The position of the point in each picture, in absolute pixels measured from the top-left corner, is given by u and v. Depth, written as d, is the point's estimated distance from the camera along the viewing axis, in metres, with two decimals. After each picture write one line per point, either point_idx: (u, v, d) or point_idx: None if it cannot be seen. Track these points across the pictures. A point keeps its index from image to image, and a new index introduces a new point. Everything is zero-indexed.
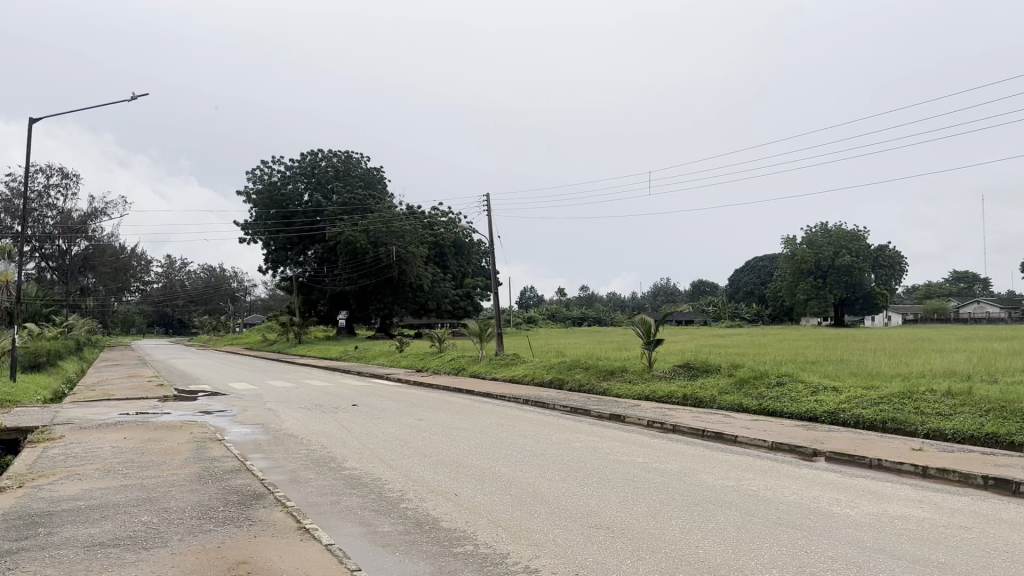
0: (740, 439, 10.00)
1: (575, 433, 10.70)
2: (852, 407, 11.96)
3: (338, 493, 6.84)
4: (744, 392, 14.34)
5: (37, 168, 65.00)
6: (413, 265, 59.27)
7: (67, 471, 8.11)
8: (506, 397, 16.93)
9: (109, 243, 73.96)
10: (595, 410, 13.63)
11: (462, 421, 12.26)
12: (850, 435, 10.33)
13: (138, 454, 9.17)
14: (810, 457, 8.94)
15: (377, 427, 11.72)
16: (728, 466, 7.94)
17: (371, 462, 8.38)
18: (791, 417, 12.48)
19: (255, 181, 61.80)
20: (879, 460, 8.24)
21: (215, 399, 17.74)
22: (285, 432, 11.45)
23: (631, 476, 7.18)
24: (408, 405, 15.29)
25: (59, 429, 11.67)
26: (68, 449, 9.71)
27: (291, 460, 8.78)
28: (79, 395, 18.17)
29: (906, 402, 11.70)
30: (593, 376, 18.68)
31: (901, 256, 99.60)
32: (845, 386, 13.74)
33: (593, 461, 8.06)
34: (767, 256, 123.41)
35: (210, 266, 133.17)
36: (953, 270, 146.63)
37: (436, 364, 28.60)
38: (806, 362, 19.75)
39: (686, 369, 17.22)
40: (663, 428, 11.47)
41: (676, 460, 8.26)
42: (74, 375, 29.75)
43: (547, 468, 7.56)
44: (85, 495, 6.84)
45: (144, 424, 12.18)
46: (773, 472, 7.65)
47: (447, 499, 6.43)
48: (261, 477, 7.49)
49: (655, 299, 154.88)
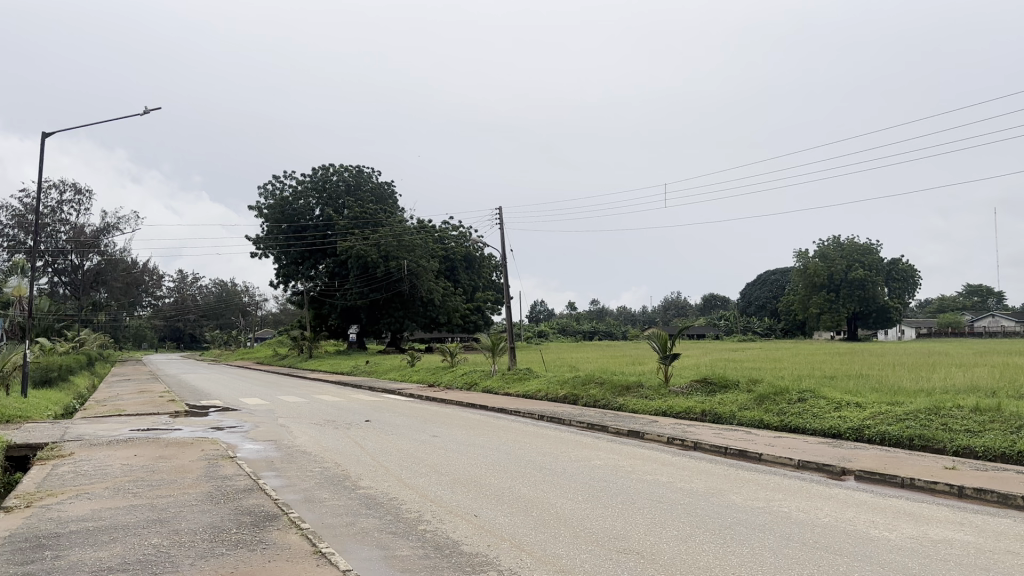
0: (765, 458, 9.73)
1: (593, 450, 10.48)
2: (877, 423, 11.66)
3: (353, 514, 6.62)
4: (765, 408, 14.06)
5: (51, 183, 65.39)
6: (424, 279, 59.26)
7: (75, 490, 7.92)
8: (520, 413, 16.68)
9: (121, 257, 74.15)
10: (612, 426, 13.39)
11: (478, 438, 12.03)
12: (878, 452, 10.04)
13: (148, 472, 8.97)
14: (839, 476, 8.67)
15: (392, 444, 11.50)
16: (755, 485, 7.68)
17: (387, 481, 8.16)
18: (814, 434, 12.19)
19: (267, 196, 62.05)
20: (911, 479, 7.96)
21: (226, 415, 17.57)
22: (298, 449, 11.26)
23: (656, 496, 6.94)
24: (423, 422, 15.04)
25: (70, 446, 11.52)
26: (77, 466, 9.54)
27: (304, 479, 8.58)
28: (91, 411, 18.06)
29: (933, 419, 11.41)
30: (608, 392, 18.39)
31: (915, 270, 98.80)
32: (868, 402, 13.43)
33: (614, 480, 7.84)
34: (779, 269, 122.81)
35: (222, 280, 133.60)
36: (967, 284, 145.21)
37: (448, 379, 28.35)
38: (825, 377, 19.33)
39: (704, 384, 16.91)
40: (683, 445, 11.21)
41: (701, 479, 8.01)
42: (85, 390, 29.66)
43: (568, 489, 7.32)
44: (93, 515, 6.65)
45: (155, 441, 12.03)
46: (802, 492, 7.39)
47: (466, 520, 6.21)
48: (274, 497, 7.27)
49: (666, 313, 154.35)
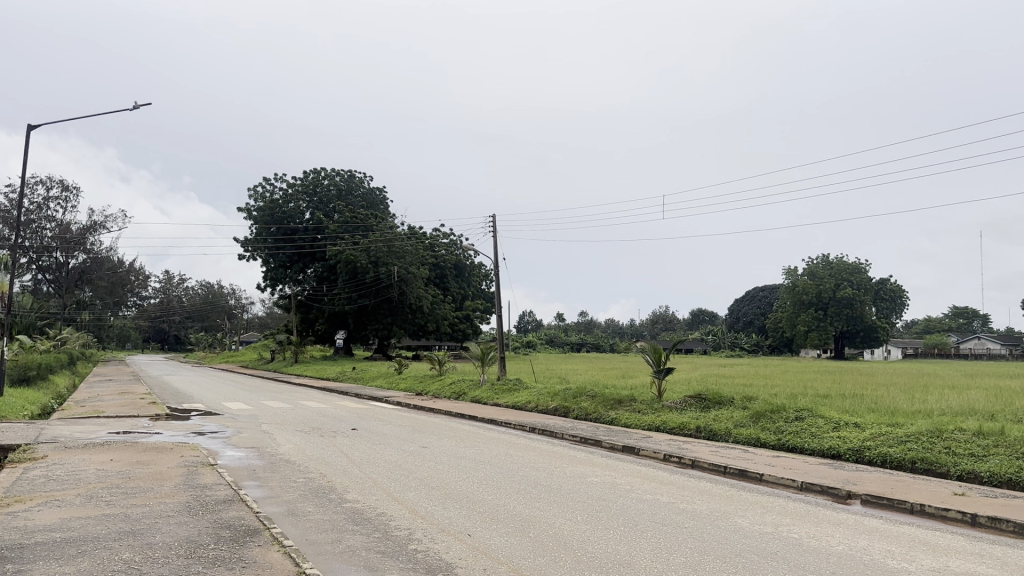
0: (765, 478, 9.43)
1: (590, 466, 10.16)
2: (878, 445, 11.39)
3: (340, 530, 6.25)
4: (761, 426, 13.77)
5: (38, 179, 64.63)
6: (413, 286, 58.69)
7: (45, 496, 7.50)
8: (510, 424, 16.38)
9: (106, 256, 73.28)
10: (605, 440, 13.07)
11: (469, 450, 11.64)
12: (883, 476, 9.73)
13: (123, 479, 8.56)
14: (845, 500, 8.37)
15: (379, 454, 11.13)
16: (762, 509, 7.35)
17: (375, 494, 7.81)
18: (813, 454, 11.93)
19: (256, 198, 61.63)
20: (920, 505, 7.66)
21: (209, 419, 17.07)
22: (282, 458, 10.87)
23: (659, 518, 6.60)
24: (411, 431, 14.60)
25: (43, 449, 11.06)
26: (49, 470, 9.12)
27: (288, 490, 8.18)
28: (69, 412, 17.57)
29: (936, 441, 11.14)
30: (601, 405, 18.07)
31: (903, 291, 99.02)
32: (867, 422, 13.15)
33: (614, 499, 7.49)
34: (768, 286, 122.97)
35: (209, 282, 132.66)
36: (952, 306, 145.66)
37: (436, 387, 27.93)
38: (819, 396, 18.88)
39: (698, 401, 16.57)
40: (680, 463, 10.90)
41: (701, 499, 7.69)
42: (63, 389, 29.04)
43: (565, 508, 6.97)
44: (62, 526, 6.23)
45: (134, 446, 11.64)
46: (810, 517, 7.05)
47: (459, 541, 5.85)
48: (255, 509, 6.89)
49: (654, 327, 154.23)
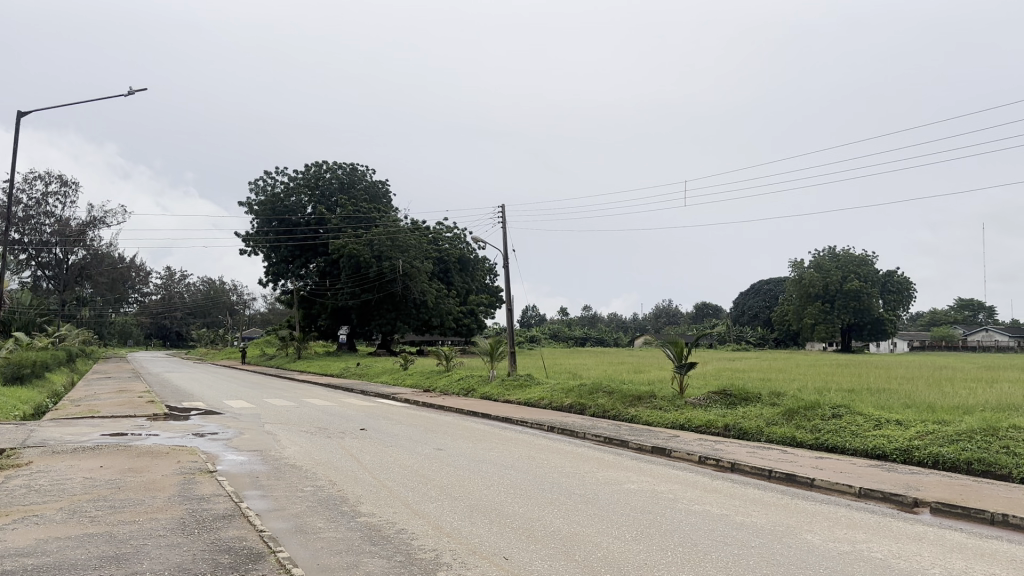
0: (816, 483, 8.63)
1: (621, 471, 9.27)
2: (928, 445, 10.56)
3: (357, 552, 5.46)
4: (796, 425, 12.95)
5: (36, 174, 63.80)
6: (417, 281, 57.65)
7: (24, 511, 6.70)
8: (526, 423, 15.59)
9: (106, 252, 72.36)
10: (631, 441, 12.25)
11: (484, 453, 10.84)
12: (943, 479, 8.97)
13: (114, 488, 7.80)
14: (910, 508, 7.57)
15: (390, 457, 10.37)
16: (827, 521, 6.53)
17: (391, 506, 7.03)
18: (856, 454, 11.21)
19: (257, 192, 60.93)
20: (998, 514, 6.88)
21: (208, 419, 16.36)
22: (288, 463, 10.05)
23: (720, 535, 5.80)
24: (422, 431, 13.74)
25: (29, 453, 10.30)
26: (33, 479, 8.34)
27: (295, 500, 7.42)
28: (64, 412, 16.80)
29: (991, 439, 10.29)
30: (619, 402, 17.24)
31: (909, 283, 97.91)
32: (910, 420, 12.28)
33: (660, 512, 6.67)
34: (773, 279, 122.29)
35: (209, 278, 132.14)
36: (956, 300, 144.34)
37: (444, 384, 26.97)
38: (849, 393, 17.72)
39: (723, 397, 15.71)
40: (717, 466, 10.10)
41: (756, 511, 6.85)
42: (60, 388, 28.21)
43: (611, 522, 6.18)
44: (35, 549, 5.42)
45: (126, 449, 10.80)
46: (888, 531, 6.24)
47: (497, 567, 5.02)
48: (258, 527, 6.10)
49: (657, 321, 153.30)
